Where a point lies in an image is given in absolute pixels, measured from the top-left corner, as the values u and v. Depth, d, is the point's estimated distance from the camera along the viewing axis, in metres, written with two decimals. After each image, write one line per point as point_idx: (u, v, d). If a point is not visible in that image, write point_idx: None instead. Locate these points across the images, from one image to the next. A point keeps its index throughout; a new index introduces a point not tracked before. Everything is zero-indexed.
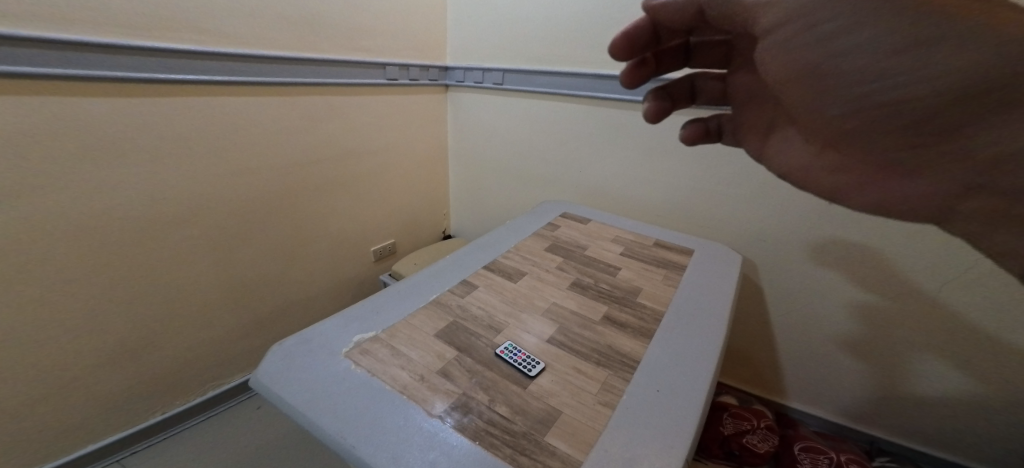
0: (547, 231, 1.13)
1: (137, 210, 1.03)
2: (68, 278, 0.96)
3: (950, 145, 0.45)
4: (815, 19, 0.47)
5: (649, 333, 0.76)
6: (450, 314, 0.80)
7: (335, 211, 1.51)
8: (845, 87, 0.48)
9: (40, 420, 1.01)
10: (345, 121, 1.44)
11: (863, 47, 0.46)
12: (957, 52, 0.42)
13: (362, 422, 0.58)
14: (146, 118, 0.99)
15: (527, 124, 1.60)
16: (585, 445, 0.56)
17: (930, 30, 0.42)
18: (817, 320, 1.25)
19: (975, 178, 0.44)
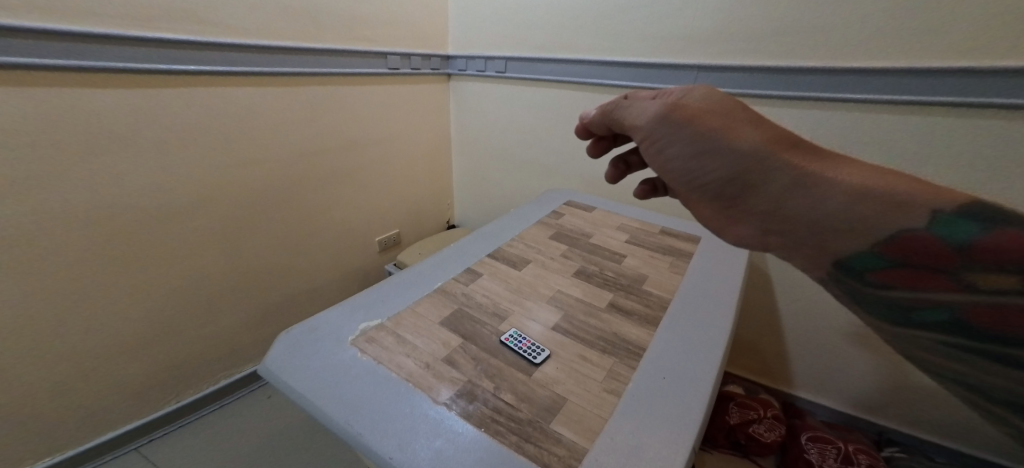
0: (551, 219, 1.12)
1: (142, 202, 1.03)
2: (78, 271, 0.97)
3: (739, 213, 0.56)
4: (653, 136, 0.63)
5: (655, 321, 0.76)
6: (455, 302, 0.80)
7: (339, 202, 1.51)
8: (683, 181, 0.63)
9: (54, 410, 1.02)
10: (347, 112, 1.42)
11: (672, 156, 0.62)
12: (714, 155, 0.57)
13: (368, 410, 0.57)
14: (148, 110, 0.98)
15: (531, 112, 1.58)
16: (591, 433, 0.55)
17: (697, 141, 0.58)
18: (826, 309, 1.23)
19: (761, 229, 0.54)
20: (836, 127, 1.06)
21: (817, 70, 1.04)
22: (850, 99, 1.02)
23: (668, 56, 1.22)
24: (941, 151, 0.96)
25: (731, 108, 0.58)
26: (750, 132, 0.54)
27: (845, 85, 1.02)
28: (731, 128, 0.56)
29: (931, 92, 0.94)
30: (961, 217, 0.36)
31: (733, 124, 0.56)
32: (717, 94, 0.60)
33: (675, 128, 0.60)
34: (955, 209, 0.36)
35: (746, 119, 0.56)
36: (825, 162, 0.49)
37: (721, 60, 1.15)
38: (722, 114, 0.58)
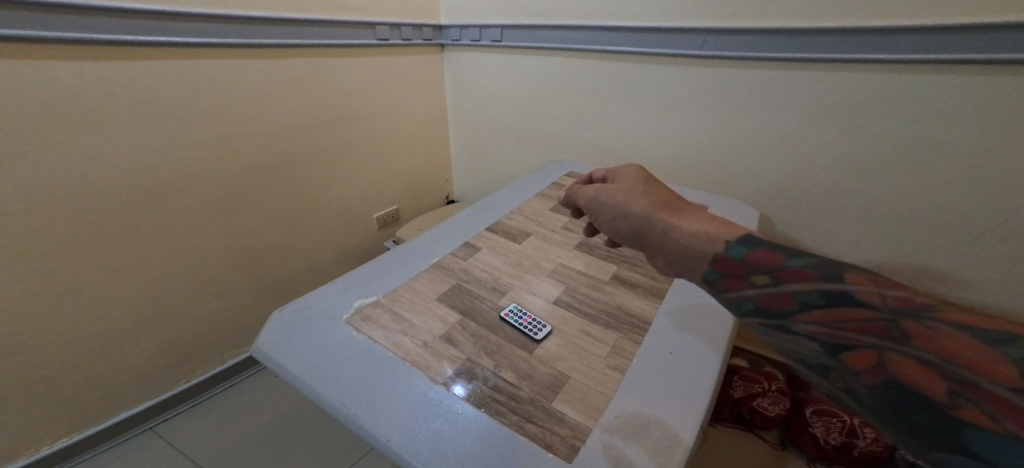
0: (552, 191, 1.07)
1: (124, 185, 0.98)
2: (62, 258, 0.93)
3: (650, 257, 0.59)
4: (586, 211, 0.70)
5: (660, 293, 0.72)
6: (452, 277, 0.77)
7: (332, 180, 1.45)
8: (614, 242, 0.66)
9: (53, 398, 1.01)
10: (336, 85, 1.36)
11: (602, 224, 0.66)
12: (619, 218, 0.62)
13: (364, 390, 0.55)
14: (120, 86, 0.92)
15: (529, 82, 1.51)
16: (596, 412, 0.53)
17: (609, 209, 0.64)
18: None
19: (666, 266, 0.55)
20: (848, 92, 0.97)
21: (834, 31, 0.94)
22: (877, 59, 0.92)
23: (675, 19, 1.13)
24: (965, 116, 0.87)
25: (637, 178, 0.66)
26: (642, 196, 0.61)
27: (870, 47, 0.92)
28: (628, 195, 0.63)
29: (971, 50, 0.84)
30: (740, 243, 0.47)
31: (632, 191, 0.63)
32: (631, 170, 0.69)
33: (595, 196, 0.67)
34: (736, 238, 0.48)
35: (642, 187, 0.64)
36: (685, 215, 0.56)
37: (734, 22, 1.05)
38: (629, 184, 0.65)
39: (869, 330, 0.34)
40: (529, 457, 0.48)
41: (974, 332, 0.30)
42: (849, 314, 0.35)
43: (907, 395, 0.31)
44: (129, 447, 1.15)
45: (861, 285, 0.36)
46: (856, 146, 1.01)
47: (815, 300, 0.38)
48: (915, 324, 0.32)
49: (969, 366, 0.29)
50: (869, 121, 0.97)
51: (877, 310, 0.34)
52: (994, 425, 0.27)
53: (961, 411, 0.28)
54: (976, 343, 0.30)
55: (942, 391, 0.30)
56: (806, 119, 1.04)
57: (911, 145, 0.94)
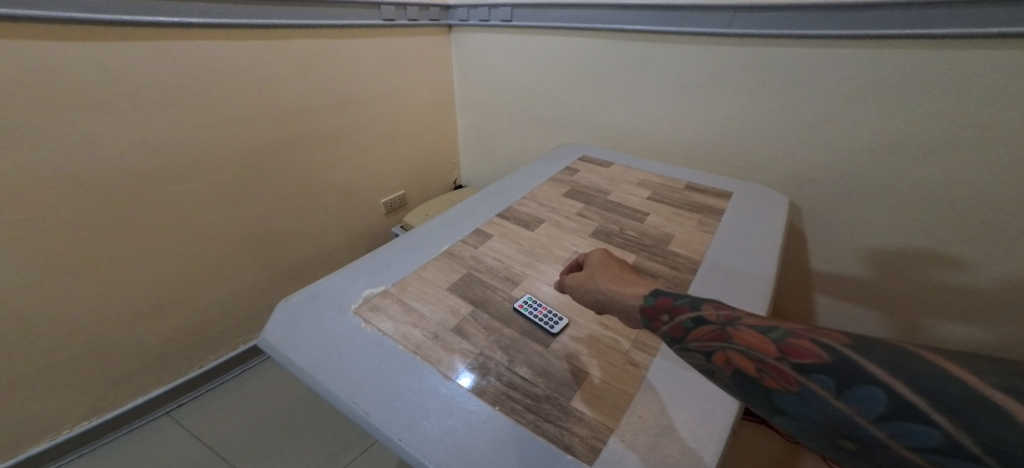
0: (565, 176, 1.03)
1: (128, 171, 0.95)
2: (69, 246, 0.91)
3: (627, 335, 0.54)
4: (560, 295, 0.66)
5: (683, 284, 0.69)
6: (463, 266, 0.74)
7: (337, 165, 1.42)
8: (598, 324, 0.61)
9: (67, 384, 1.01)
10: (341, 67, 1.31)
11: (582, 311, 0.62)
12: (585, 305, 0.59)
13: (373, 386, 0.53)
14: (121, 69, 0.89)
15: (540, 63, 1.45)
16: (617, 412, 0.50)
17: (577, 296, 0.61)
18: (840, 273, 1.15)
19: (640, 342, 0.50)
20: (885, 70, 0.91)
21: (873, 4, 0.88)
22: (929, 34, 0.85)
23: None
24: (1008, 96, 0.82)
25: (595, 261, 0.62)
26: (600, 281, 0.57)
27: (921, 20, 0.85)
28: (589, 282, 0.59)
29: None
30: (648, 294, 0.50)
31: (590, 276, 0.59)
32: (591, 251, 0.66)
33: (565, 283, 0.63)
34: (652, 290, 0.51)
35: (600, 269, 0.60)
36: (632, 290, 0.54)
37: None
38: (589, 268, 0.61)
39: (716, 338, 0.40)
40: (548, 458, 0.45)
41: (767, 327, 0.38)
42: (702, 330, 0.41)
43: (747, 385, 0.36)
44: (144, 433, 1.15)
45: (710, 309, 0.43)
46: (892, 128, 0.94)
47: (689, 324, 0.43)
48: (736, 329, 0.39)
49: (766, 351, 0.36)
50: (902, 101, 0.92)
51: (712, 323, 0.41)
52: (787, 388, 0.33)
53: (769, 383, 0.35)
54: (766, 332, 0.37)
55: (758, 373, 0.36)
56: (839, 100, 0.98)
57: (953, 127, 0.88)
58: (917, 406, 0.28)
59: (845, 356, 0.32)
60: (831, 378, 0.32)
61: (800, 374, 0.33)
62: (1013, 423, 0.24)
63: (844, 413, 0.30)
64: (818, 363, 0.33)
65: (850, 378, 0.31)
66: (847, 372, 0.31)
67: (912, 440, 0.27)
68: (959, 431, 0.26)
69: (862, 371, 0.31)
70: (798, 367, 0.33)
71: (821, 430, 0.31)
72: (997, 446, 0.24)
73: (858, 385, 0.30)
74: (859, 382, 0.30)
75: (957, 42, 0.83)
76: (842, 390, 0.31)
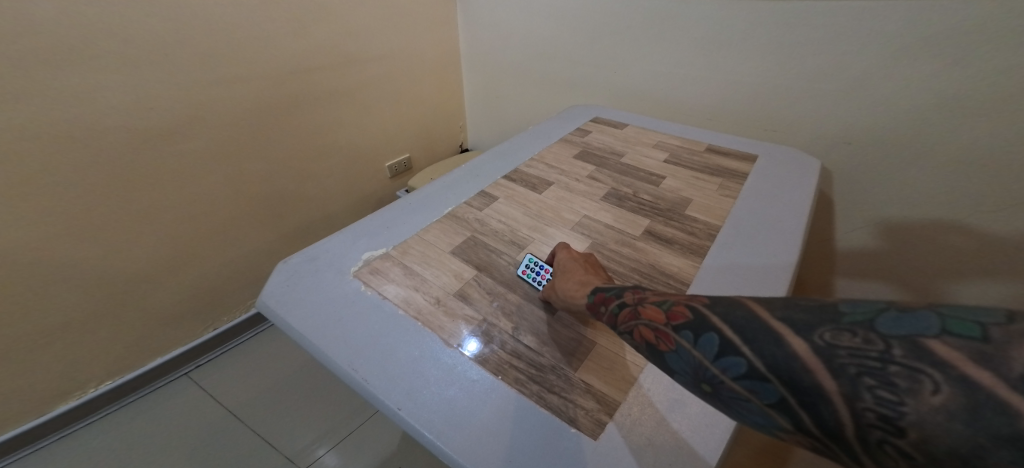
0: (576, 137, 0.97)
1: (126, 132, 0.93)
2: (73, 209, 0.90)
3: None
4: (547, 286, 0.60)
5: (699, 251, 0.64)
6: (467, 229, 0.70)
7: (341, 128, 1.37)
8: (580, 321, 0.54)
9: (83, 345, 1.02)
10: (341, 24, 1.24)
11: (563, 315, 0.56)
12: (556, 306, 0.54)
13: (371, 353, 0.50)
14: (109, 24, 0.84)
15: (551, 19, 1.35)
16: (624, 383, 0.47)
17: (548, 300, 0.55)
18: (868, 244, 1.08)
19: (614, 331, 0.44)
20: (938, 22, 0.82)
21: None
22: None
23: None
24: None
25: (560, 264, 0.57)
26: (559, 287, 0.52)
27: None
28: (552, 289, 0.54)
29: None
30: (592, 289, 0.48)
31: (553, 282, 0.54)
32: (558, 251, 0.60)
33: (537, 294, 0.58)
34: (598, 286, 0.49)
35: (561, 273, 0.55)
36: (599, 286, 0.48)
37: None
38: (555, 274, 0.57)
39: (629, 318, 0.39)
40: (552, 431, 0.43)
41: (661, 297, 0.38)
42: (621, 311, 0.40)
43: (652, 356, 0.36)
44: (165, 392, 1.19)
45: (630, 294, 0.42)
46: (943, 85, 0.85)
47: (615, 309, 0.42)
48: (642, 306, 0.39)
49: (657, 320, 0.35)
50: (956, 56, 0.82)
51: (627, 304, 0.40)
52: (670, 348, 0.33)
53: (660, 347, 0.34)
54: (660, 303, 0.37)
55: (654, 340, 0.35)
56: (884, 55, 0.89)
57: (1012, 85, 0.80)
58: (733, 341, 0.28)
59: (701, 312, 0.32)
60: (690, 332, 0.32)
61: (676, 334, 0.33)
62: (783, 343, 0.26)
63: (700, 361, 0.31)
64: (687, 322, 0.33)
65: (702, 328, 0.31)
66: (701, 323, 0.32)
67: (733, 372, 0.28)
68: (756, 358, 0.27)
69: (708, 321, 0.31)
70: (674, 328, 0.33)
71: (690, 380, 0.31)
72: (779, 367, 0.26)
73: (705, 333, 0.31)
74: (705, 330, 0.31)
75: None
76: (696, 340, 0.31)
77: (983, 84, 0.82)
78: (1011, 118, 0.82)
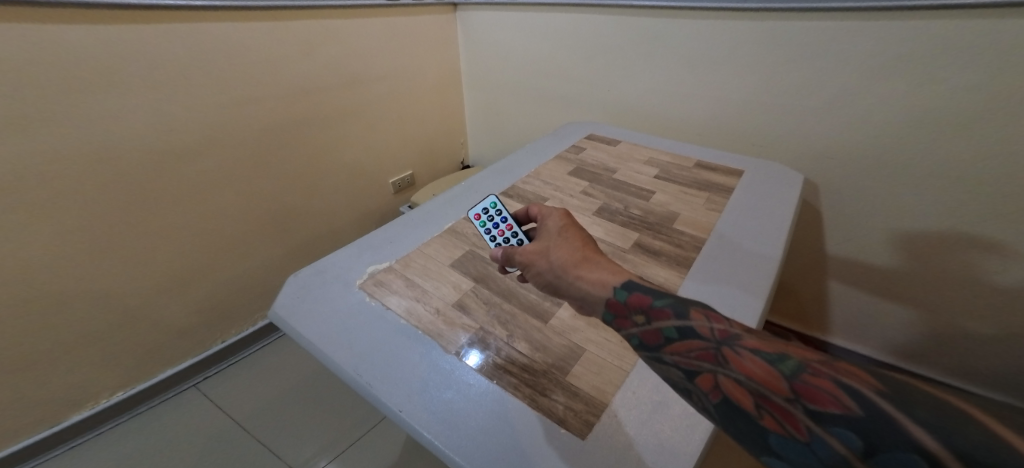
0: (570, 154, 1.01)
1: (145, 154, 0.98)
2: (93, 226, 0.95)
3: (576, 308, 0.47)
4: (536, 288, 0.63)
5: (686, 262, 0.67)
6: (466, 243, 0.74)
7: (347, 146, 1.43)
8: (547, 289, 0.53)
9: (97, 357, 1.06)
10: (347, 47, 1.30)
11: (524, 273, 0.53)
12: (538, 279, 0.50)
13: (376, 360, 0.53)
14: (133, 53, 0.90)
15: (547, 40, 1.41)
16: (611, 386, 0.50)
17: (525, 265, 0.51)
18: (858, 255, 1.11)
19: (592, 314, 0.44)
20: (916, 41, 0.86)
21: None
22: (963, 3, 0.79)
23: None
24: None
25: (551, 230, 0.52)
26: (557, 257, 0.47)
27: None
28: (541, 257, 0.49)
29: None
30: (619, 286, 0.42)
31: (545, 248, 0.49)
32: (550, 217, 0.55)
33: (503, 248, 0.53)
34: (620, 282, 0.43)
35: (555, 241, 0.50)
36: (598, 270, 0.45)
37: None
38: (543, 238, 0.52)
39: (704, 358, 0.34)
40: (544, 431, 0.46)
41: (769, 354, 0.32)
42: (688, 344, 0.35)
43: (735, 420, 0.31)
44: (173, 404, 1.21)
45: (699, 319, 0.37)
46: (921, 101, 0.89)
47: (670, 333, 0.37)
48: (733, 351, 0.33)
49: (772, 387, 0.30)
50: (931, 74, 0.87)
51: (706, 341, 0.35)
52: (790, 433, 0.28)
53: (766, 423, 0.29)
54: (773, 363, 0.31)
55: (755, 410, 0.30)
56: (863, 73, 0.93)
57: (985, 102, 0.84)
58: None
59: (875, 407, 0.26)
60: (857, 435, 0.25)
61: (813, 422, 0.27)
62: None
63: None
64: (841, 414, 0.26)
65: (883, 437, 0.24)
66: (873, 427, 0.25)
67: None
68: None
69: (900, 432, 0.24)
70: (810, 413, 0.27)
71: None
72: None
73: (885, 447, 0.24)
74: (896, 447, 0.24)
75: (989, 10, 0.78)
76: (869, 451, 0.24)
77: (959, 99, 0.86)
78: (986, 132, 0.86)
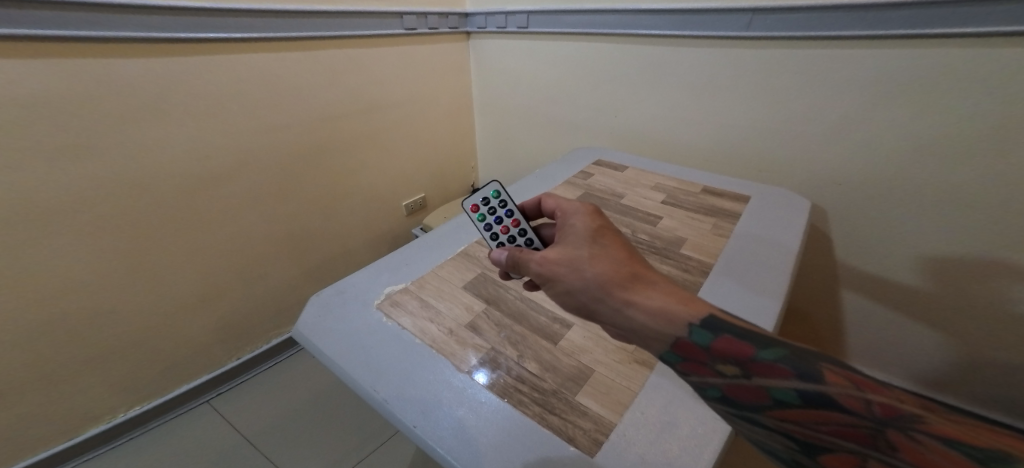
0: (579, 179, 1.05)
1: (179, 177, 1.03)
2: (126, 245, 0.99)
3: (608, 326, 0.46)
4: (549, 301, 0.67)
5: (693, 286, 0.69)
6: (478, 266, 0.77)
7: (363, 169, 1.48)
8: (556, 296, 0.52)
9: (121, 371, 1.09)
10: (367, 76, 1.37)
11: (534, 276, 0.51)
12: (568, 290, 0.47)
13: (392, 377, 0.56)
14: (174, 83, 0.96)
15: (557, 68, 1.47)
16: (620, 407, 0.51)
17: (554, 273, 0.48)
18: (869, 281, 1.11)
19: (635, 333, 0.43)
20: (921, 70, 0.88)
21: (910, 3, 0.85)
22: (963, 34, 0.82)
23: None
24: None
25: (581, 236, 0.49)
26: (600, 274, 0.45)
27: (950, 19, 0.83)
28: (575, 269, 0.47)
29: None
30: (702, 329, 0.39)
31: (580, 260, 0.47)
32: (576, 219, 0.52)
33: (508, 252, 0.53)
34: (699, 321, 0.40)
35: (589, 251, 0.47)
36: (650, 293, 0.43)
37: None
38: (570, 244, 0.49)
39: (847, 433, 0.31)
40: (553, 449, 0.47)
41: (952, 442, 0.27)
42: (822, 415, 0.32)
43: None
44: (188, 420, 1.23)
45: (839, 385, 0.33)
46: (928, 129, 0.91)
47: (789, 396, 0.34)
48: (893, 431, 0.29)
49: None
50: (937, 103, 0.89)
51: (853, 414, 0.31)
52: None
53: None
54: (956, 452, 0.26)
55: None
56: (867, 100, 0.96)
57: (993, 130, 0.85)
58: None
59: None
60: None
61: None
62: None
63: None
64: None
65: None
66: None
67: None
68: None
69: None
70: None
71: None
72: None
73: None
74: None
75: (990, 41, 0.81)
76: None
77: (966, 127, 0.87)
78: (995, 159, 0.87)
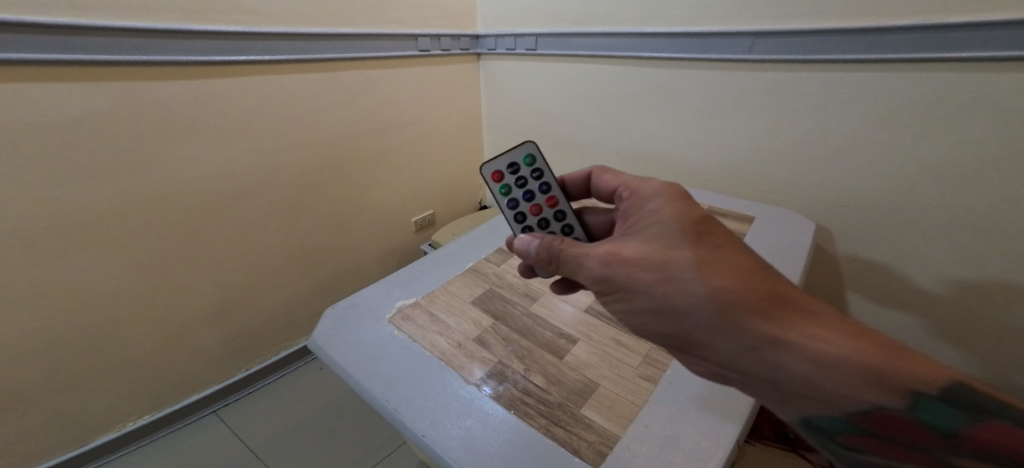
0: None
1: (201, 192, 1.07)
2: (148, 257, 1.03)
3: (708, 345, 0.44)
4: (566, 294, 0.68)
5: None
6: (486, 282, 0.79)
7: (376, 185, 1.52)
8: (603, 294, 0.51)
9: (135, 380, 1.12)
10: (382, 95, 1.42)
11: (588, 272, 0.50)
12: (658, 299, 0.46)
13: (402, 388, 0.57)
14: (202, 103, 1.01)
15: (565, 89, 1.51)
16: (624, 420, 0.52)
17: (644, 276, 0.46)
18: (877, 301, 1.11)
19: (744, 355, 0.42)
20: (922, 93, 0.90)
21: (907, 29, 0.87)
22: (962, 58, 0.84)
23: (719, 23, 1.10)
24: None
25: (676, 236, 0.47)
26: (717, 287, 0.43)
27: (947, 45, 0.85)
28: (669, 277, 0.45)
29: None
30: (940, 403, 0.37)
31: (676, 268, 0.45)
32: (661, 206, 0.51)
33: (541, 245, 0.54)
34: (937, 394, 0.37)
35: (693, 255, 0.45)
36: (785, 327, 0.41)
37: (784, 24, 1.01)
38: (662, 244, 0.47)
39: None
40: (558, 460, 0.48)
41: None
42: None
43: None
44: (196, 430, 1.25)
45: None
46: (931, 150, 0.93)
47: None
48: None
49: None
50: (940, 125, 0.90)
51: None
52: None
53: None
54: None
55: None
56: (869, 122, 0.98)
57: (997, 152, 0.86)
58: None
59: None
60: None
61: None
62: None
63: None
64: None
65: None
66: None
67: None
68: None
69: None
70: None
71: None
72: None
73: None
74: None
75: (989, 66, 0.83)
76: None
77: (970, 149, 0.88)
78: (999, 181, 0.88)
